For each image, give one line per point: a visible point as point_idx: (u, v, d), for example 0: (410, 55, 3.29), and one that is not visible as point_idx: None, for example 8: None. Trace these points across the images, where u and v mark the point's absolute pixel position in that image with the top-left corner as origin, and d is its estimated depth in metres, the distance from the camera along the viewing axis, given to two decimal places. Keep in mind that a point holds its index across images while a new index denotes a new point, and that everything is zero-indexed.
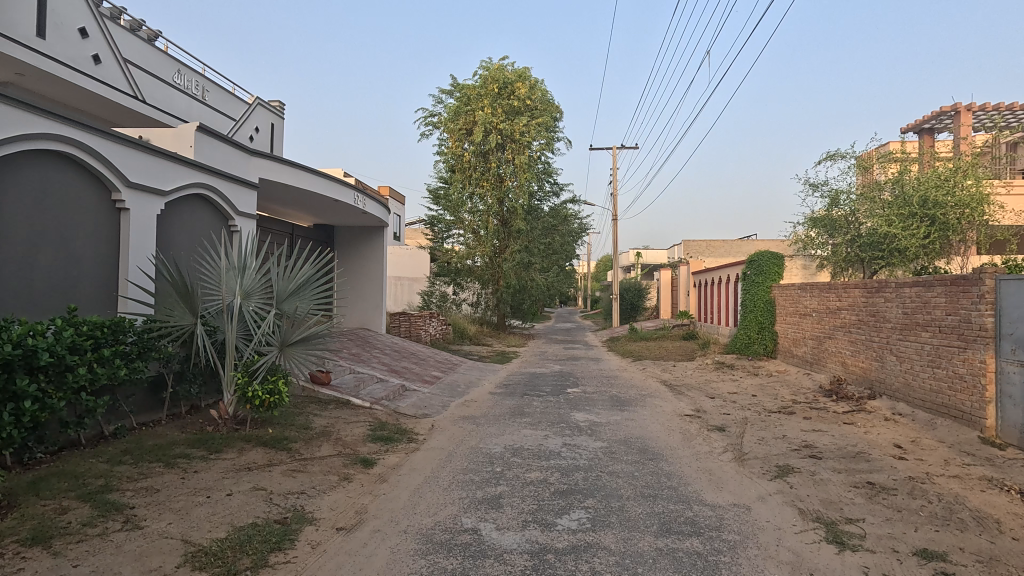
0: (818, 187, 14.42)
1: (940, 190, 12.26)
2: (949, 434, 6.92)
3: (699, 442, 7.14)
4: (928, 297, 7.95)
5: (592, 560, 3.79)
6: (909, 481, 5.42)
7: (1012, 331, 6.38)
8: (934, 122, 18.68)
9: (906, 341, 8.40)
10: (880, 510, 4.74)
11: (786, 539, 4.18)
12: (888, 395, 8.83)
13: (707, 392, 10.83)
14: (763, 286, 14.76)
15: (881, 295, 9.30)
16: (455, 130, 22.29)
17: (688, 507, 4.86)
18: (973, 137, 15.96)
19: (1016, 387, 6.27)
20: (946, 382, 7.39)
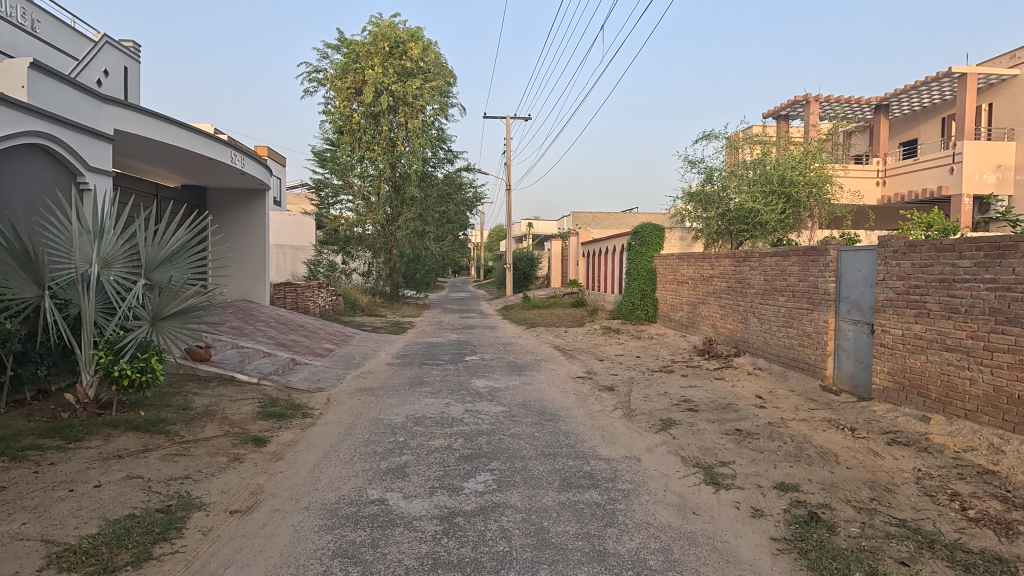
0: (694, 164, 15.53)
1: (795, 171, 13.87)
2: (798, 384, 7.98)
3: (592, 402, 7.60)
4: (785, 266, 8.98)
5: (500, 519, 3.91)
6: (768, 426, 6.22)
7: (849, 294, 7.44)
8: (789, 110, 20.81)
9: (767, 304, 9.48)
10: (747, 452, 5.39)
11: (672, 484, 4.63)
12: (751, 353, 9.96)
13: (596, 355, 11.53)
14: (646, 255, 15.80)
15: (746, 264, 10.36)
16: (343, 88, 20.98)
17: (585, 461, 5.18)
18: (821, 125, 18.09)
19: (851, 342, 7.37)
20: (797, 340, 8.47)
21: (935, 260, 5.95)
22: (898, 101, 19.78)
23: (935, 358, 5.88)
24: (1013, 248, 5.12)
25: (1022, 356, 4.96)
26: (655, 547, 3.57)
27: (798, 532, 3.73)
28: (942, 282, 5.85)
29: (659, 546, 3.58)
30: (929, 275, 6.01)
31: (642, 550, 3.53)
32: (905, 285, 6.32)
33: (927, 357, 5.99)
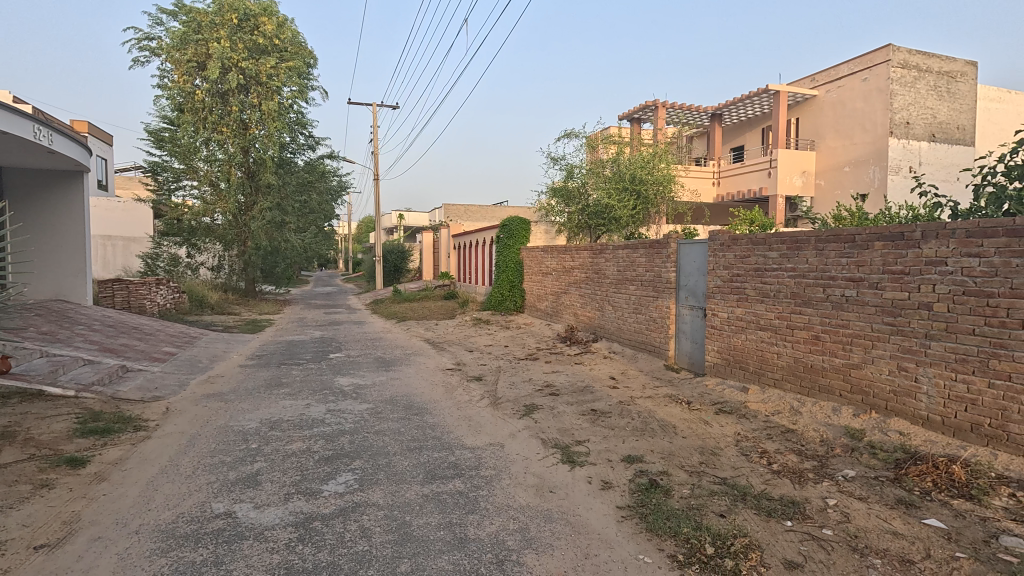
0: (557, 161, 16.25)
1: (644, 170, 15.15)
2: (646, 364, 8.80)
3: (459, 393, 7.69)
4: (634, 258, 9.82)
5: (361, 519, 3.82)
6: (620, 405, 6.77)
7: (687, 283, 8.33)
8: (641, 114, 22.60)
9: (619, 293, 10.27)
10: (601, 430, 5.82)
11: (532, 466, 4.86)
12: (607, 338, 10.74)
13: (466, 346, 11.68)
14: (513, 247, 16.26)
15: (602, 256, 11.12)
16: (182, 61, 18.71)
17: (450, 452, 5.24)
18: (666, 130, 19.92)
19: (688, 325, 8.27)
20: (646, 325, 9.30)
21: (752, 252, 6.86)
22: (728, 111, 22.37)
23: (752, 336, 6.83)
24: (808, 242, 6.07)
25: (814, 332, 5.95)
26: (513, 528, 3.73)
27: (640, 498, 4.13)
28: (757, 271, 6.78)
29: (517, 526, 3.74)
30: (747, 265, 6.93)
31: (501, 532, 3.66)
32: (729, 274, 7.23)
33: (746, 336, 6.92)
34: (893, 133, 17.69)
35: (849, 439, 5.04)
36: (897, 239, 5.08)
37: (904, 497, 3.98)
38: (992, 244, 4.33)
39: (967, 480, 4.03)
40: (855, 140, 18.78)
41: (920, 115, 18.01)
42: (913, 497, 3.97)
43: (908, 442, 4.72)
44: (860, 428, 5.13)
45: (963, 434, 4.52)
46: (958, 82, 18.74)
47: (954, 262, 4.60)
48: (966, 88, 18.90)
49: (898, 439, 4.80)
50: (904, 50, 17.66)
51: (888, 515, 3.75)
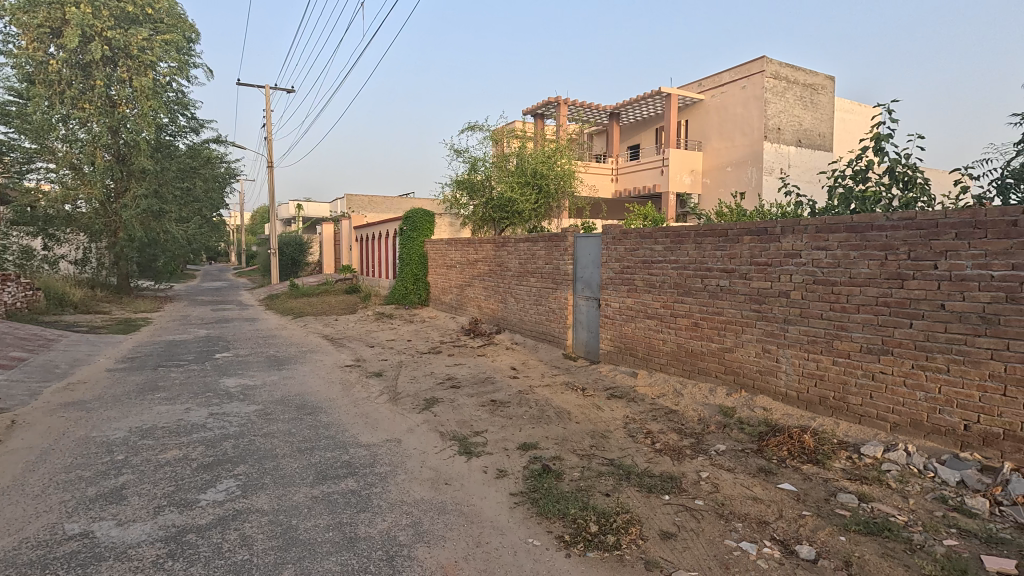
0: (460, 153, 16.18)
1: (546, 165, 15.52)
2: (546, 354, 9.06)
3: (357, 390, 7.47)
4: (534, 251, 10.03)
5: (241, 527, 3.61)
6: (519, 394, 6.92)
7: (583, 275, 8.66)
8: (544, 110, 23.08)
9: (521, 285, 10.47)
10: (499, 420, 5.92)
11: (429, 460, 4.84)
12: (509, 330, 10.93)
13: (367, 342, 11.35)
14: (416, 240, 16.00)
15: (504, 249, 11.25)
16: (32, 26, 16.32)
17: (344, 451, 5.08)
18: (567, 126, 20.48)
19: (584, 315, 8.62)
20: (546, 315, 9.57)
21: (640, 246, 7.26)
22: (625, 111, 23.43)
23: (642, 324, 7.25)
24: (687, 236, 6.52)
25: (693, 319, 6.43)
26: (406, 523, 3.69)
27: (532, 484, 4.26)
28: (644, 263, 7.19)
29: (410, 521, 3.72)
30: (636, 257, 7.33)
31: (393, 528, 3.62)
32: (620, 266, 7.60)
33: (636, 325, 7.34)
34: (766, 137, 19.50)
35: (721, 417, 5.53)
36: (760, 233, 5.61)
37: (765, 465, 4.44)
38: (836, 239, 4.91)
39: (815, 447, 4.58)
40: (735, 142, 20.45)
41: (788, 122, 20.00)
42: (771, 465, 4.44)
43: (770, 416, 5.27)
44: (731, 406, 5.65)
45: (814, 406, 5.13)
46: (819, 94, 21.00)
47: (806, 255, 5.16)
48: (826, 100, 21.23)
49: (762, 413, 5.35)
50: (776, 62, 19.46)
51: (750, 483, 4.16)
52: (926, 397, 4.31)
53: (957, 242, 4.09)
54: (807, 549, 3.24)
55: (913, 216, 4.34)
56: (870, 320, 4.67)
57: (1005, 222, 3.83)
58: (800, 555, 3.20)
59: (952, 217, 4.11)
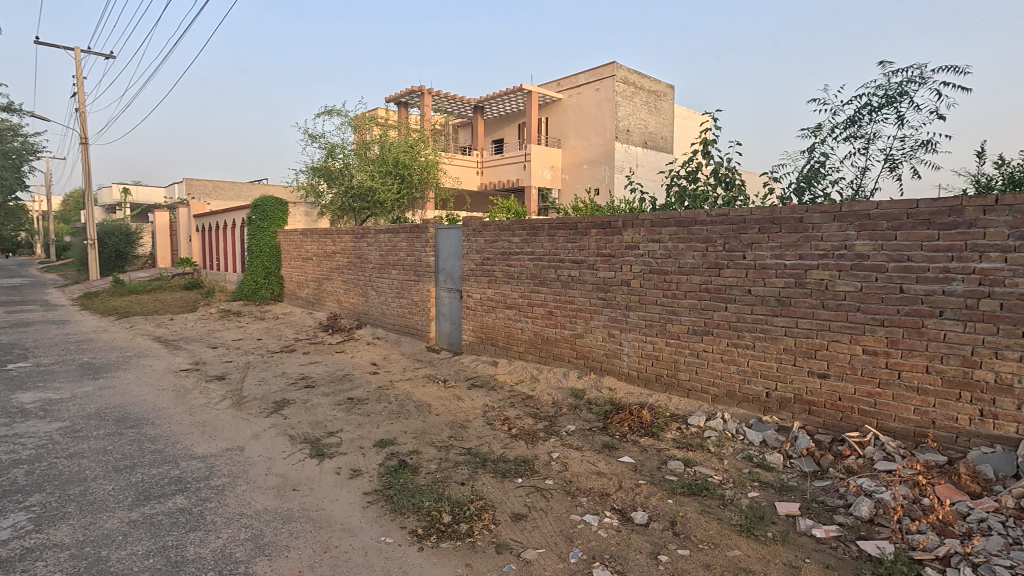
0: (316, 138, 15.18)
1: (409, 155, 15.16)
2: (408, 348, 8.93)
3: (194, 396, 6.71)
4: (395, 242, 9.74)
5: (31, 568, 3.05)
6: (379, 390, 6.72)
7: (444, 266, 8.63)
8: (407, 98, 22.52)
9: (382, 278, 10.15)
10: (355, 419, 5.69)
11: (275, 466, 4.50)
12: (371, 324, 10.57)
13: (208, 343, 10.26)
14: (268, 231, 14.76)
15: (364, 240, 10.79)
16: None
17: (173, 466, 4.53)
18: (432, 117, 20.18)
19: (447, 307, 8.62)
20: (408, 308, 9.42)
21: (498, 238, 7.40)
22: (489, 105, 23.72)
23: (501, 315, 7.43)
24: (542, 229, 6.77)
25: (548, 308, 6.73)
26: (244, 537, 3.39)
27: (387, 481, 4.16)
28: (503, 255, 7.35)
29: (249, 535, 3.42)
30: (495, 249, 7.47)
31: (229, 544, 3.31)
32: (480, 258, 7.70)
33: (496, 315, 7.50)
34: (617, 138, 21.02)
35: (573, 399, 5.87)
36: (605, 227, 6.00)
37: (609, 441, 4.81)
38: (667, 233, 5.42)
39: (651, 421, 5.05)
40: (590, 141, 21.74)
41: (636, 124, 21.74)
42: (614, 441, 4.82)
43: (615, 395, 5.72)
44: (582, 388, 6.03)
45: (652, 383, 5.65)
46: (662, 101, 23.06)
47: (644, 247, 5.63)
48: (668, 106, 23.39)
49: (608, 393, 5.78)
50: (625, 68, 21.02)
51: (595, 459, 4.47)
52: (738, 370, 4.96)
53: (760, 236, 4.73)
54: (641, 514, 3.56)
55: (727, 212, 4.94)
56: (695, 304, 5.24)
57: (794, 218, 4.51)
58: (635, 521, 3.51)
59: (756, 214, 4.75)
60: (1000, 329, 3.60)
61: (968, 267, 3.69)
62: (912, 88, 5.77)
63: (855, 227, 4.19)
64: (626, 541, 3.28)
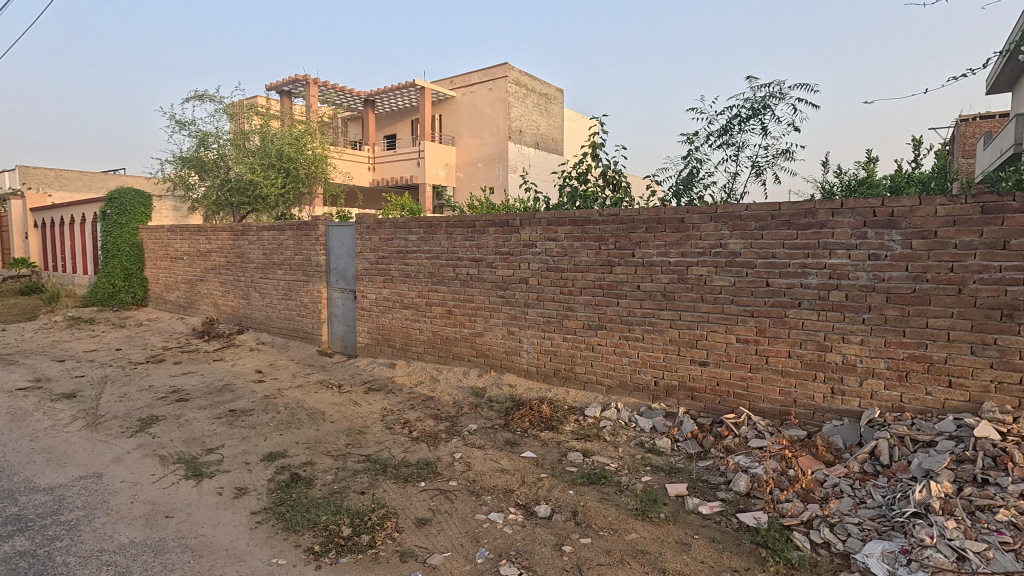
0: (185, 125, 13.74)
1: (294, 147, 14.22)
2: (297, 353, 8.39)
3: (36, 418, 5.78)
4: (281, 240, 9.08)
5: None
6: (265, 400, 6.23)
7: (336, 265, 8.22)
8: (291, 87, 21.16)
9: (266, 278, 9.44)
10: (238, 432, 5.23)
11: (143, 492, 4.00)
12: (255, 329, 9.80)
13: (53, 356, 8.89)
14: (127, 227, 13.13)
15: (244, 238, 9.93)
16: None
17: (10, 503, 3.85)
18: (318, 108, 19.13)
19: (340, 308, 8.23)
20: (296, 311, 8.86)
21: (394, 236, 7.16)
22: (380, 99, 22.98)
23: (398, 315, 7.22)
24: (439, 227, 6.66)
25: (447, 307, 6.65)
26: None
27: (278, 497, 3.86)
28: (399, 253, 7.13)
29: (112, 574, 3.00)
30: (390, 247, 7.22)
31: None
32: (375, 257, 7.41)
33: (393, 315, 7.29)
34: (510, 138, 21.39)
35: (474, 397, 5.86)
36: (503, 225, 6.04)
37: (510, 438, 4.85)
38: (563, 231, 5.57)
39: (551, 415, 5.18)
40: (484, 140, 21.88)
41: (528, 125, 22.25)
42: (516, 437, 4.87)
43: (515, 391, 5.81)
44: (482, 386, 6.03)
45: (550, 378, 5.80)
46: (552, 104, 23.79)
47: (541, 245, 5.75)
48: (558, 109, 24.17)
49: (508, 390, 5.85)
50: (517, 70, 21.41)
51: (498, 456, 4.49)
52: (629, 362, 5.24)
53: (647, 235, 5.02)
54: (544, 507, 3.63)
55: (618, 213, 5.18)
56: (589, 300, 5.45)
57: (677, 219, 4.83)
58: (539, 514, 3.57)
59: (643, 214, 5.03)
60: (846, 317, 4.13)
61: (821, 262, 4.19)
62: (770, 103, 6.44)
63: (729, 227, 4.58)
64: (531, 535, 3.33)
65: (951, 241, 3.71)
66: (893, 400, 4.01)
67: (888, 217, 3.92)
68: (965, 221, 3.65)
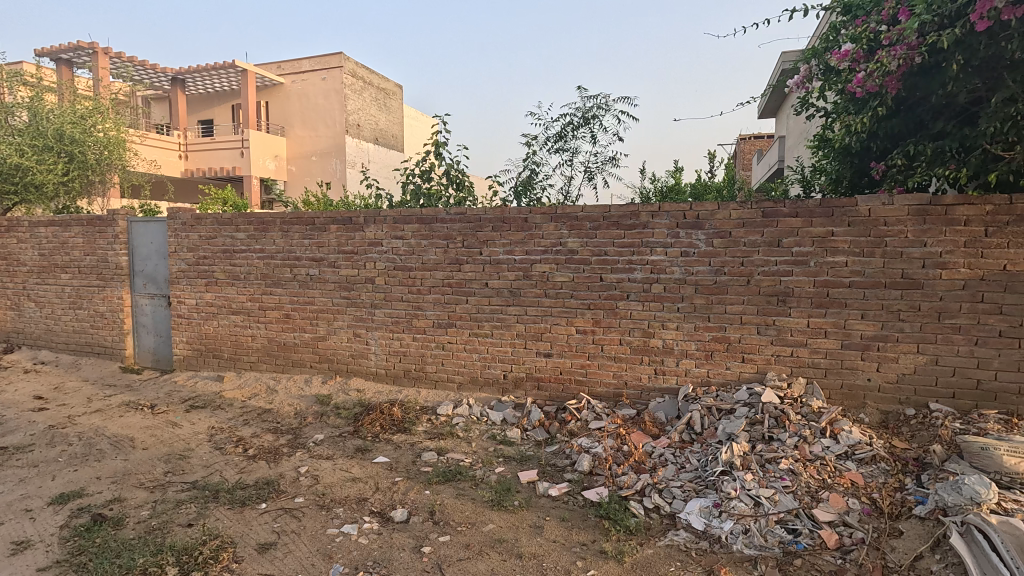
0: None
1: (78, 128, 11.89)
2: (93, 372, 7.09)
3: None
4: (65, 237, 7.54)
5: None
6: (49, 431, 5.15)
7: (142, 268, 7.10)
8: (72, 55, 17.70)
9: (45, 284, 7.79)
10: (14, 474, 4.25)
11: None
12: (31, 346, 8.04)
13: None
14: None
15: (10, 235, 8.05)
16: None
17: None
18: (111, 83, 16.26)
19: (149, 317, 7.15)
20: (89, 322, 7.47)
21: (217, 234, 6.39)
22: (192, 78, 20.32)
23: (225, 321, 6.49)
24: (272, 224, 6.10)
25: (284, 311, 6.14)
26: None
27: (75, 546, 3.22)
28: (224, 253, 6.39)
29: None
30: (213, 246, 6.43)
31: None
32: (194, 257, 6.55)
33: (218, 322, 6.52)
34: (347, 132, 20.45)
35: (318, 406, 5.51)
36: (346, 223, 5.74)
37: (361, 444, 4.66)
38: (410, 230, 5.49)
39: (403, 416, 5.08)
40: (318, 132, 20.60)
41: (366, 119, 21.46)
42: (367, 443, 4.69)
43: (363, 396, 5.59)
44: (327, 394, 5.70)
45: (400, 379, 5.69)
46: (391, 99, 23.25)
47: (387, 243, 5.59)
48: (397, 105, 23.70)
49: (356, 395, 5.60)
50: (353, 61, 20.46)
51: (348, 465, 4.28)
52: (478, 357, 5.36)
53: (493, 234, 5.18)
54: (400, 511, 3.55)
55: (465, 211, 5.26)
56: (439, 299, 5.45)
57: (521, 219, 5.06)
58: (395, 519, 3.47)
59: (489, 214, 5.17)
60: (665, 306, 4.69)
61: (644, 259, 4.71)
62: (597, 114, 7.03)
63: (567, 227, 4.92)
64: (388, 542, 3.24)
65: (742, 240, 4.43)
66: (702, 376, 4.66)
67: (695, 219, 4.55)
68: (751, 223, 4.38)
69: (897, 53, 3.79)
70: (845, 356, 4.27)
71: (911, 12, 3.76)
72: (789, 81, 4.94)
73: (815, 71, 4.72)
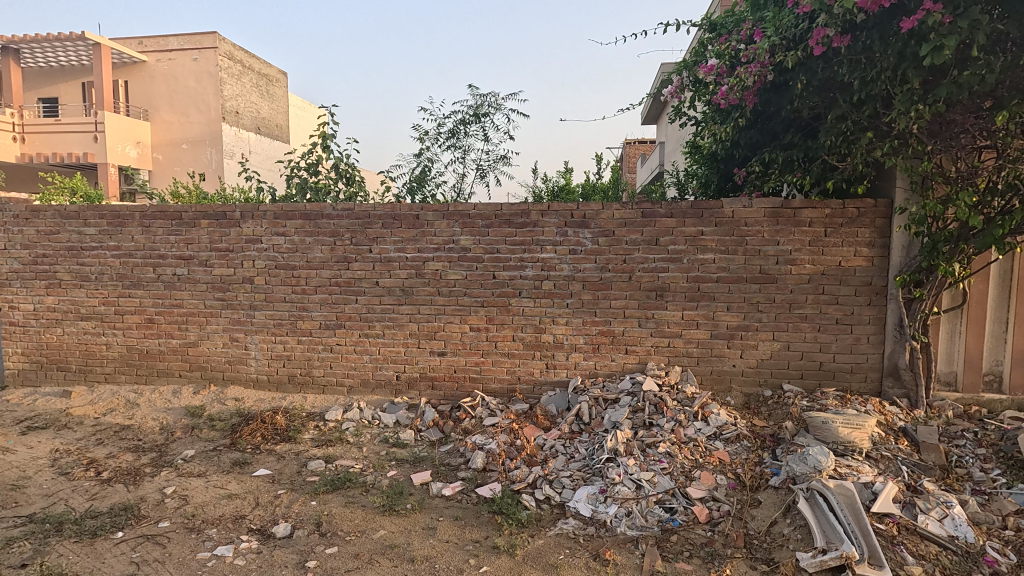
0: None
1: None
2: None
3: None
4: None
5: None
6: None
7: None
8: None
9: None
10: None
11: None
12: None
13: None
14: None
15: None
16: None
17: None
18: None
19: None
20: None
21: (60, 228, 5.58)
22: (29, 49, 17.58)
23: (72, 328, 5.70)
24: (130, 218, 5.44)
25: (146, 315, 5.52)
26: None
27: None
28: (70, 251, 5.60)
29: None
30: (55, 243, 5.61)
31: None
32: (30, 255, 5.68)
33: (64, 329, 5.72)
34: (224, 119, 18.86)
35: (188, 419, 5.02)
36: (219, 218, 5.27)
37: (238, 458, 4.31)
38: (292, 226, 5.16)
39: (287, 424, 4.78)
40: (190, 118, 18.77)
41: (246, 106, 19.92)
42: (246, 455, 4.35)
43: (242, 405, 5.18)
44: (199, 405, 5.21)
45: (284, 385, 5.35)
46: (275, 86, 21.78)
47: (267, 240, 5.22)
48: (281, 93, 22.25)
49: (234, 405, 5.18)
50: (230, 42, 18.83)
51: (223, 481, 3.94)
52: (369, 359, 5.18)
53: (383, 231, 5.02)
54: (283, 526, 3.33)
55: (353, 207, 5.04)
56: (325, 299, 5.18)
57: (412, 215, 4.95)
58: (277, 535, 3.26)
59: (379, 209, 5.01)
60: (556, 302, 4.84)
61: (535, 257, 4.82)
62: (488, 112, 7.06)
63: (459, 225, 4.90)
64: (269, 560, 3.02)
65: (624, 239, 4.68)
66: (590, 368, 4.87)
67: (582, 219, 4.73)
68: (632, 223, 4.64)
69: (752, 70, 4.22)
70: (714, 345, 4.66)
71: (763, 34, 4.20)
72: (664, 89, 5.30)
73: (686, 81, 5.10)
